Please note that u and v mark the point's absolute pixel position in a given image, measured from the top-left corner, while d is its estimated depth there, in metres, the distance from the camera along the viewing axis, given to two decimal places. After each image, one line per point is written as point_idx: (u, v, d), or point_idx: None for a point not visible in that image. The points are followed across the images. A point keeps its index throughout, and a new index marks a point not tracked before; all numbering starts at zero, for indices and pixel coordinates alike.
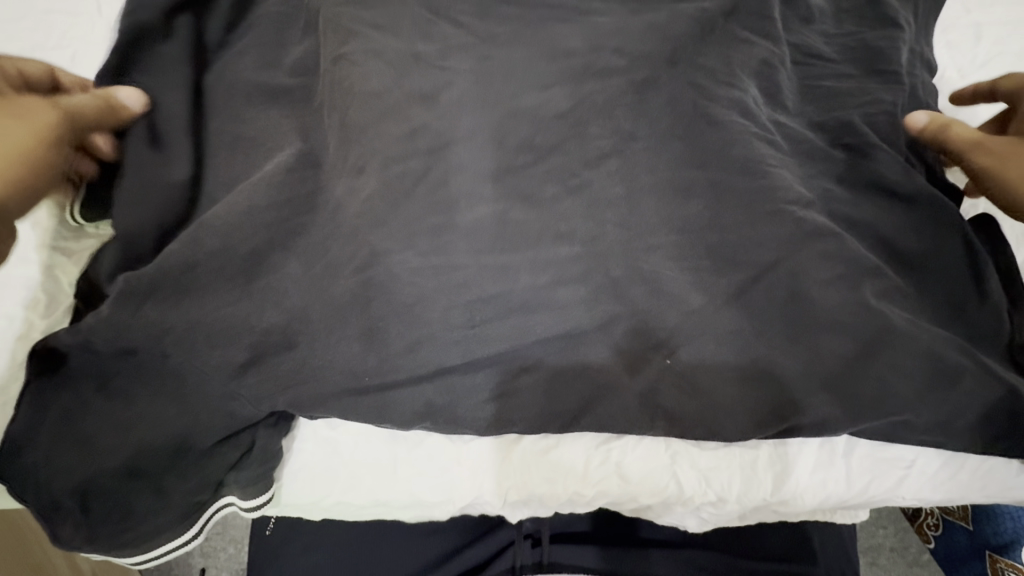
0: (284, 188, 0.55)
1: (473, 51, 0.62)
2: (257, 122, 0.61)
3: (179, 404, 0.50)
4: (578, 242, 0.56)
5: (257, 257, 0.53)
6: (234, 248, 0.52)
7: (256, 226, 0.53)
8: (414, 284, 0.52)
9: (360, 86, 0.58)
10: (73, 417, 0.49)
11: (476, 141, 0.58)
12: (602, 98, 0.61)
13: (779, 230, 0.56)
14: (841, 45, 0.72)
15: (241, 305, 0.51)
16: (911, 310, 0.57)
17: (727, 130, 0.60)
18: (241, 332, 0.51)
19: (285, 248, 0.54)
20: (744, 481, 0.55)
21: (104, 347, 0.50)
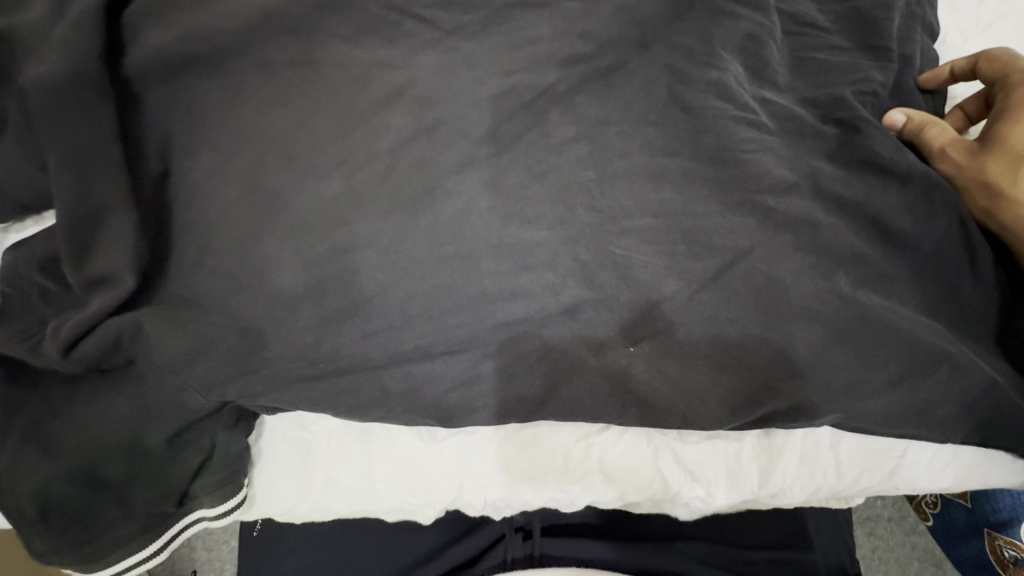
0: (233, 194, 0.52)
1: (439, 45, 0.58)
2: (180, 122, 0.54)
3: (132, 403, 0.47)
4: (555, 232, 0.54)
5: (211, 263, 0.51)
6: (190, 255, 0.51)
7: (211, 233, 0.52)
8: (378, 280, 0.51)
9: (297, 85, 0.56)
10: (33, 417, 0.47)
11: (445, 131, 0.56)
12: (571, 87, 0.59)
13: (751, 218, 0.56)
14: (834, 12, 0.68)
15: (192, 308, 0.50)
16: (898, 294, 0.55)
17: (702, 117, 0.59)
18: (195, 333, 0.48)
19: (233, 249, 0.51)
20: (729, 474, 0.54)
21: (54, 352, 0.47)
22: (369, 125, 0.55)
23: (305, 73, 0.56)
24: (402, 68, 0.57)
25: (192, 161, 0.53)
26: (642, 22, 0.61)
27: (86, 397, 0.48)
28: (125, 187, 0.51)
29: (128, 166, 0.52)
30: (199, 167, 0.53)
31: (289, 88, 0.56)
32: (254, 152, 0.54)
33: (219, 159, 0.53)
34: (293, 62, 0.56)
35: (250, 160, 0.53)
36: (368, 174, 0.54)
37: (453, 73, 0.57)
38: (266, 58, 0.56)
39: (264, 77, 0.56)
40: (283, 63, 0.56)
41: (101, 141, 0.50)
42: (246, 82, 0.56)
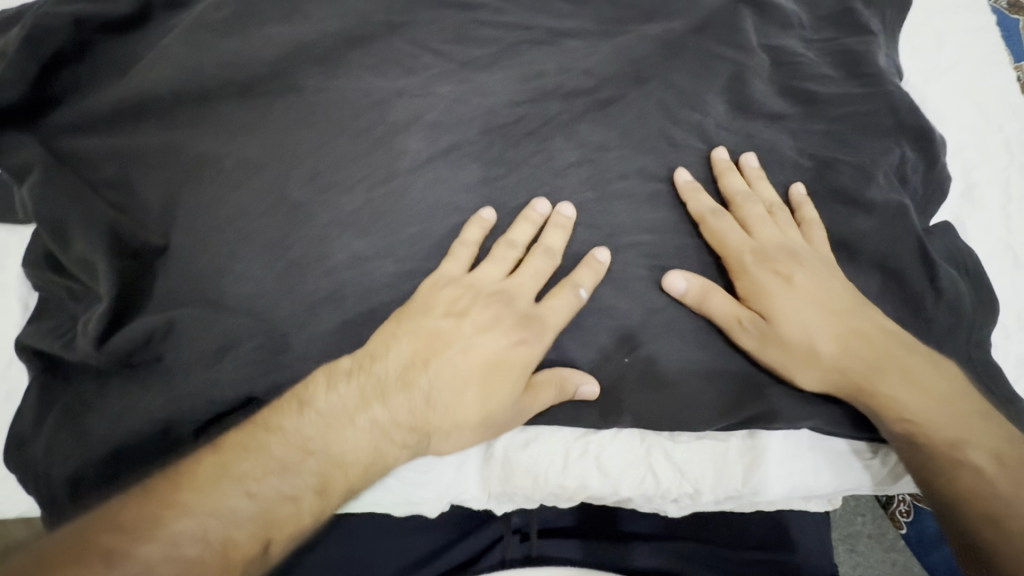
0: (345, 379, 0.50)
1: (454, 77, 0.63)
2: (212, 139, 0.58)
3: (198, 536, 0.42)
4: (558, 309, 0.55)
5: (309, 465, 0.46)
6: (287, 461, 0.46)
7: (322, 428, 0.48)
8: (394, 287, 0.55)
9: (471, 377, 0.51)
10: (155, 508, 0.43)
11: (455, 154, 0.61)
12: (571, 117, 0.64)
13: (739, 235, 0.61)
14: (824, 48, 0.74)
15: (249, 494, 0.44)
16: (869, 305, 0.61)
17: (690, 151, 0.65)
18: (288, 501, 0.45)
19: (335, 436, 0.48)
20: (716, 472, 0.57)
21: (101, 359, 0.51)
22: (391, 148, 0.60)
23: (489, 338, 0.53)
24: (418, 95, 0.62)
25: (388, 353, 0.51)
26: (638, 62, 0.67)
27: (136, 510, 0.42)
28: (159, 199, 0.56)
29: (161, 180, 0.57)
30: (393, 360, 0.51)
31: (467, 360, 0.52)
32: (355, 420, 0.49)
33: (371, 411, 0.49)
34: (471, 308, 0.55)
35: (350, 420, 0.48)
36: (385, 188, 0.58)
37: (466, 100, 0.62)
38: (461, 275, 0.56)
39: (461, 327, 0.54)
40: (472, 330, 0.54)
41: (143, 163, 0.57)
42: (450, 292, 0.55)
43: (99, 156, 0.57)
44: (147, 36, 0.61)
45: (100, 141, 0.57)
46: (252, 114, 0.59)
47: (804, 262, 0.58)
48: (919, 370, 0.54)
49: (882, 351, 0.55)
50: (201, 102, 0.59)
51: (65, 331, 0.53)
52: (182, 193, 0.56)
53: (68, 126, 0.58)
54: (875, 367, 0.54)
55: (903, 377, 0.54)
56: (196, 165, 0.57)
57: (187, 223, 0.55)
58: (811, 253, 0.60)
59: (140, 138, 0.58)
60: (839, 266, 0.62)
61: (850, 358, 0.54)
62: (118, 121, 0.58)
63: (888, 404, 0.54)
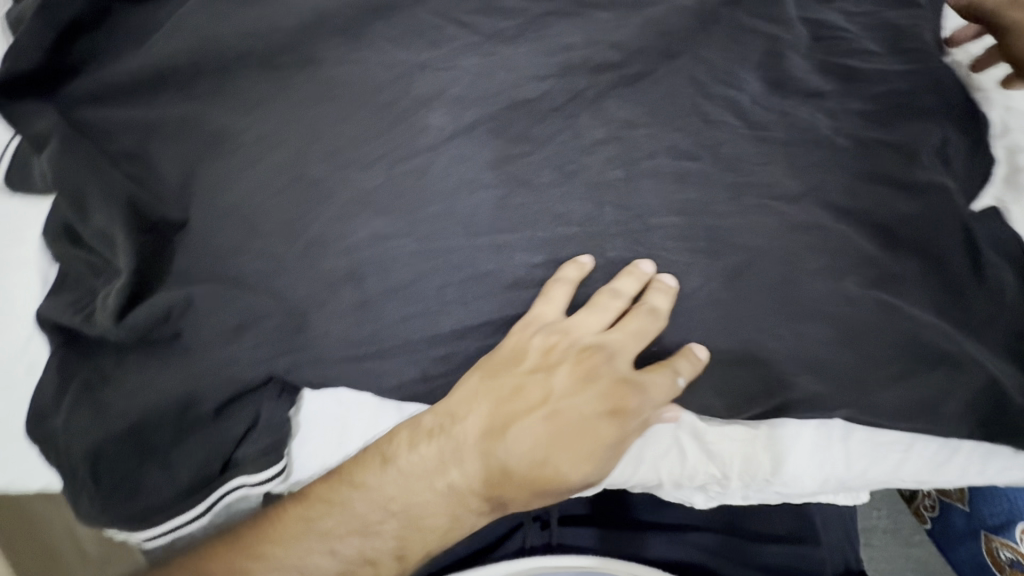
0: (426, 441, 0.53)
1: (478, 50, 0.61)
2: (230, 112, 0.56)
3: None
4: (631, 344, 0.55)
5: (390, 527, 0.53)
6: (370, 520, 0.52)
7: (405, 491, 0.52)
8: (415, 266, 0.54)
9: (552, 441, 0.52)
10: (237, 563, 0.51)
11: (478, 130, 0.59)
12: (599, 93, 0.62)
13: (768, 224, 0.58)
14: (863, 23, 0.71)
15: (333, 553, 0.52)
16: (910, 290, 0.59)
17: (722, 129, 0.62)
18: (368, 560, 0.53)
19: (416, 499, 0.53)
20: (744, 461, 0.57)
21: (122, 335, 0.50)
22: (413, 123, 0.58)
23: (576, 402, 0.53)
24: (441, 68, 0.60)
25: (470, 415, 0.53)
26: (670, 35, 0.64)
27: (225, 556, 0.52)
28: (177, 173, 0.55)
29: (180, 154, 0.55)
30: (475, 422, 0.53)
31: (550, 423, 0.53)
32: (435, 483, 0.53)
33: (448, 474, 0.53)
34: (563, 361, 0.54)
35: (430, 482, 0.53)
36: (407, 164, 0.57)
37: (490, 74, 0.60)
38: (557, 321, 0.54)
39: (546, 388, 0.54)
40: (560, 387, 0.54)
41: (161, 136, 0.56)
42: (539, 336, 0.54)
43: (115, 128, 0.56)
44: (163, 4, 0.59)
45: (114, 112, 0.56)
46: (271, 87, 0.57)
47: (795, 220, 0.59)
48: (922, 334, 0.56)
49: (885, 313, 0.56)
50: (218, 74, 0.57)
51: (82, 304, 0.52)
52: (200, 167, 0.55)
53: (82, 94, 0.56)
54: (873, 327, 0.56)
55: (897, 342, 0.56)
56: (215, 140, 0.56)
57: (205, 198, 0.54)
58: (804, 208, 0.59)
59: (157, 110, 0.56)
60: (878, 251, 0.59)
61: (839, 315, 0.56)
62: (131, 92, 0.56)
63: (882, 367, 0.56)
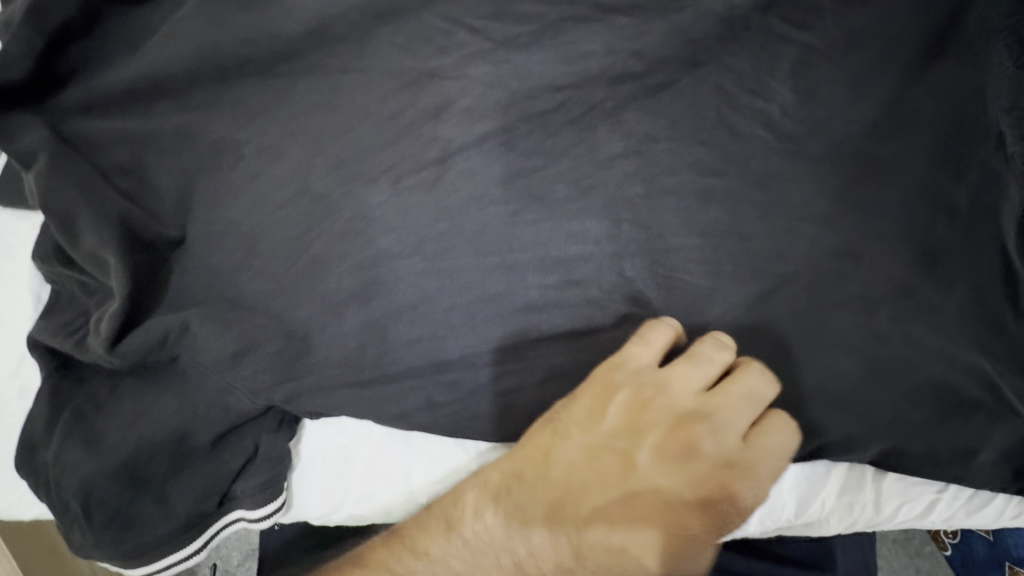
0: (494, 506, 0.45)
1: (490, 57, 0.57)
2: (229, 123, 0.54)
3: None
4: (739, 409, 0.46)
5: None
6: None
7: (471, 567, 0.43)
8: (421, 288, 0.51)
9: (638, 524, 0.43)
10: None
11: (489, 144, 0.55)
12: (617, 103, 0.58)
13: (795, 249, 0.55)
14: None
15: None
16: (963, 322, 0.53)
17: (748, 144, 0.59)
18: None
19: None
20: (767, 503, 0.54)
21: (118, 364, 0.49)
22: (420, 136, 0.55)
23: (667, 480, 0.44)
24: (450, 76, 0.56)
25: (550, 476, 0.45)
26: (695, 42, 0.59)
27: None
28: (174, 189, 0.53)
29: (177, 169, 0.53)
30: (552, 481, 0.45)
31: (639, 502, 0.44)
32: (501, 560, 0.43)
33: (512, 548, 0.43)
34: (662, 421, 0.45)
35: (496, 558, 0.43)
36: (414, 180, 0.54)
37: (503, 83, 0.57)
38: (646, 378, 0.46)
39: (637, 457, 0.45)
40: (648, 459, 0.45)
41: (157, 150, 0.54)
42: (624, 389, 0.46)
43: (111, 143, 0.54)
44: (160, 8, 0.56)
45: (110, 125, 0.54)
46: (272, 96, 0.55)
47: (820, 250, 0.55)
48: (953, 378, 0.53)
49: (913, 352, 0.53)
50: (218, 84, 0.55)
51: (77, 328, 0.50)
52: (198, 183, 0.53)
53: (78, 107, 0.54)
54: (900, 366, 0.53)
55: (926, 384, 0.53)
56: (213, 152, 0.53)
57: (203, 215, 0.52)
58: (831, 235, 0.56)
59: (153, 122, 0.54)
60: (920, 277, 0.55)
61: (864, 353, 0.53)
62: (130, 105, 0.54)
63: (910, 409, 0.53)
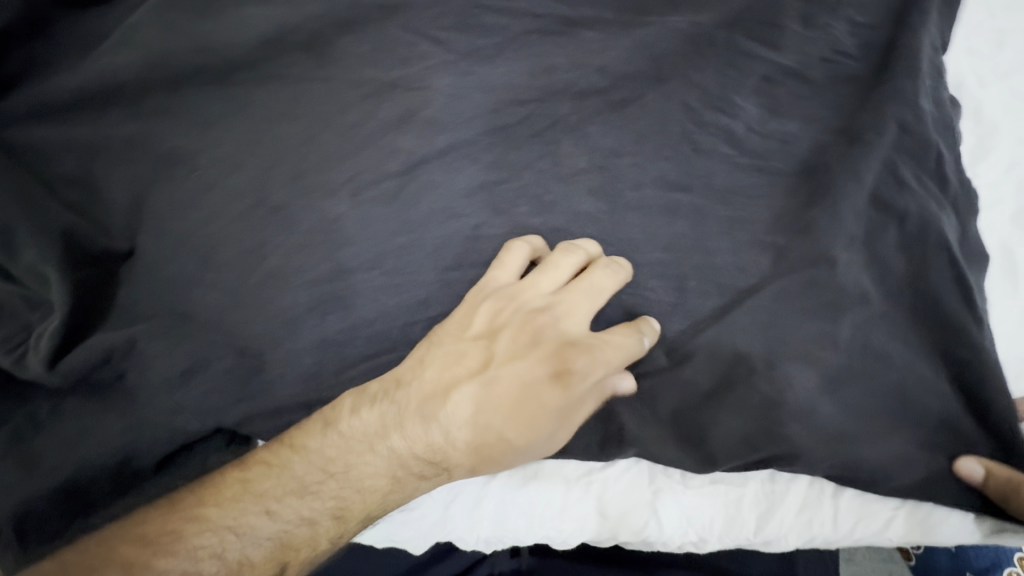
0: (368, 404, 0.46)
1: (454, 68, 0.56)
2: (182, 131, 0.52)
3: (216, 552, 0.43)
4: (586, 303, 0.49)
5: (329, 489, 0.45)
6: (307, 482, 0.45)
7: (345, 452, 0.45)
8: (378, 304, 0.51)
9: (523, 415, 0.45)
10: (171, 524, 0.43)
11: (451, 156, 0.55)
12: (582, 116, 0.58)
13: (753, 270, 0.55)
14: (868, 43, 0.66)
15: (269, 514, 0.44)
16: (913, 337, 0.55)
17: (711, 160, 0.58)
18: (306, 525, 0.45)
19: (356, 461, 0.45)
20: (726, 519, 0.53)
21: (60, 382, 0.47)
22: (380, 149, 0.54)
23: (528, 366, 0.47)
24: (412, 85, 0.55)
25: (450, 400, 0.46)
26: (661, 57, 0.60)
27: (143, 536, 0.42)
28: (122, 199, 0.51)
29: (127, 179, 0.51)
30: (454, 413, 0.46)
31: (532, 404, 0.45)
32: (376, 447, 0.45)
33: (391, 439, 0.46)
34: (509, 325, 0.48)
35: (369, 446, 0.45)
36: (373, 193, 0.53)
37: (467, 95, 0.56)
38: (520, 300, 0.49)
39: (523, 368, 0.47)
40: (504, 351, 0.48)
41: (108, 159, 0.52)
42: (553, 363, 0.46)
43: (56, 150, 0.52)
44: (115, 13, 0.55)
45: (57, 131, 0.52)
46: (228, 104, 0.53)
47: (773, 263, 0.55)
48: (898, 385, 0.53)
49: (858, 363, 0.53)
50: (172, 91, 0.53)
51: (14, 344, 0.48)
52: (148, 193, 0.51)
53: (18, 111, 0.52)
54: (845, 377, 0.53)
55: (870, 392, 0.53)
56: (164, 161, 0.52)
57: (151, 225, 0.50)
58: (786, 246, 0.56)
59: (103, 130, 0.52)
60: (879, 296, 0.55)
61: (814, 366, 0.53)
62: (79, 111, 0.53)
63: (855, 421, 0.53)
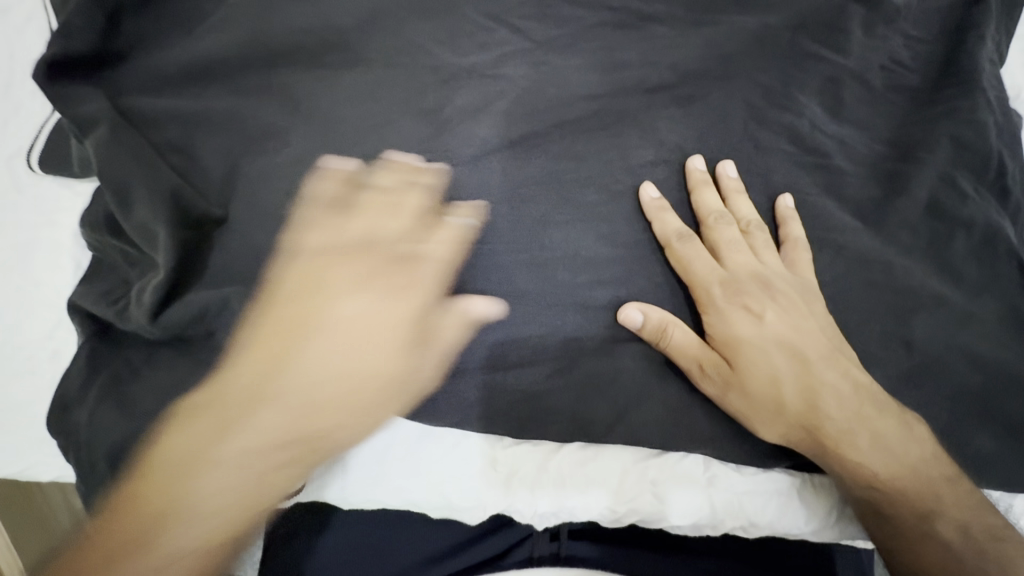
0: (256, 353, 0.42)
1: (528, 58, 0.59)
2: (272, 108, 0.55)
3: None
4: (410, 203, 0.48)
5: (223, 461, 0.39)
6: (197, 459, 0.39)
7: (236, 410, 0.41)
8: (453, 281, 0.53)
9: (361, 343, 0.42)
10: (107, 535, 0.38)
11: (524, 145, 0.57)
12: (648, 111, 0.59)
13: (768, 295, 0.54)
14: (927, 52, 0.67)
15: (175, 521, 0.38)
16: (965, 337, 0.56)
17: (772, 159, 0.60)
18: (215, 516, 0.38)
19: (248, 424, 0.40)
20: (778, 508, 0.54)
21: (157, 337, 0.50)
22: (457, 134, 0.56)
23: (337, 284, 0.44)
24: (489, 75, 0.58)
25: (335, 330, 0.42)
26: (731, 54, 0.61)
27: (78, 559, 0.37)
28: (215, 169, 0.54)
29: (222, 151, 0.54)
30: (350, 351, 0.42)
31: (369, 330, 0.43)
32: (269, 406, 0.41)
33: (278, 390, 0.41)
34: (352, 248, 0.45)
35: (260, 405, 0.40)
36: (450, 176, 0.55)
37: (541, 87, 0.58)
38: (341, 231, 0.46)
39: (353, 295, 0.43)
40: (340, 278, 0.44)
41: (204, 131, 0.55)
42: (389, 271, 0.45)
43: (154, 119, 0.55)
44: None
45: (156, 103, 0.55)
46: (315, 84, 0.56)
47: (779, 296, 0.54)
48: (892, 439, 0.51)
49: (858, 415, 0.51)
50: (265, 71, 0.56)
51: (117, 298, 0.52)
52: (241, 165, 0.54)
53: (125, 81, 0.56)
54: (844, 432, 0.51)
55: (872, 444, 0.51)
56: (256, 136, 0.54)
57: (241, 196, 0.53)
58: (792, 279, 0.55)
59: (199, 103, 0.55)
60: (937, 300, 0.57)
61: (819, 416, 0.51)
62: (178, 85, 0.56)
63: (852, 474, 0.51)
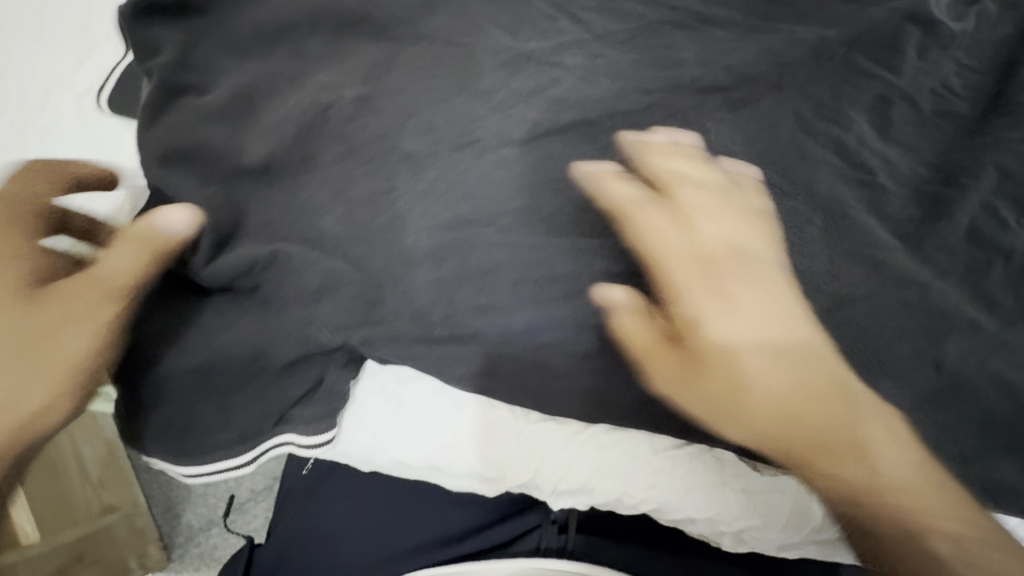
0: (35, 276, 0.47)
1: (586, 49, 0.60)
2: (337, 73, 0.57)
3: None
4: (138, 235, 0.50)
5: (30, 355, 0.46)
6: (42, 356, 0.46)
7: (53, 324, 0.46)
8: (494, 256, 0.53)
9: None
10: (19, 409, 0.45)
11: (573, 132, 0.57)
12: (699, 110, 0.60)
13: (803, 295, 0.54)
14: (978, 81, 0.68)
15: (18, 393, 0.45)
16: (1000, 362, 0.55)
17: (816, 169, 0.60)
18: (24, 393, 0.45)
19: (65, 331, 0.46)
20: (794, 511, 0.55)
21: (210, 283, 0.53)
22: (508, 115, 0.57)
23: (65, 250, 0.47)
24: (548, 61, 0.59)
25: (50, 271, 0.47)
26: (784, 66, 0.63)
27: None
28: (273, 126, 0.55)
29: (282, 109, 0.56)
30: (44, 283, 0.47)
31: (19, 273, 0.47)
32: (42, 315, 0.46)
33: None
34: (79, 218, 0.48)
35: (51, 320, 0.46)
36: (498, 154, 0.56)
37: (597, 78, 0.59)
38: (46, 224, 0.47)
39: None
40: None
41: (269, 89, 0.57)
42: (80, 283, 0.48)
43: (225, 76, 0.57)
44: None
45: (230, 62, 0.58)
46: (380, 54, 0.58)
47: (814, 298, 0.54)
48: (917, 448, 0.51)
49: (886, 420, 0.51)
50: (334, 39, 0.58)
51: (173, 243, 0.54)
52: (299, 124, 0.55)
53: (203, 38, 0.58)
54: None
55: None
56: (316, 98, 0.56)
57: (300, 154, 0.55)
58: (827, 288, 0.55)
59: (269, 63, 0.57)
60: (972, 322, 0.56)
61: None
62: (251, 46, 0.58)
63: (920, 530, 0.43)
